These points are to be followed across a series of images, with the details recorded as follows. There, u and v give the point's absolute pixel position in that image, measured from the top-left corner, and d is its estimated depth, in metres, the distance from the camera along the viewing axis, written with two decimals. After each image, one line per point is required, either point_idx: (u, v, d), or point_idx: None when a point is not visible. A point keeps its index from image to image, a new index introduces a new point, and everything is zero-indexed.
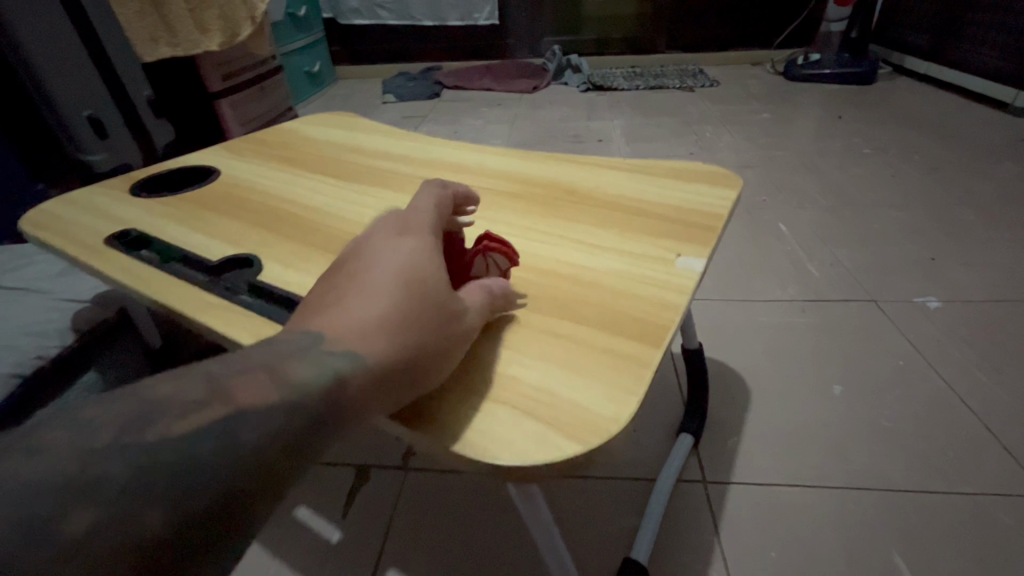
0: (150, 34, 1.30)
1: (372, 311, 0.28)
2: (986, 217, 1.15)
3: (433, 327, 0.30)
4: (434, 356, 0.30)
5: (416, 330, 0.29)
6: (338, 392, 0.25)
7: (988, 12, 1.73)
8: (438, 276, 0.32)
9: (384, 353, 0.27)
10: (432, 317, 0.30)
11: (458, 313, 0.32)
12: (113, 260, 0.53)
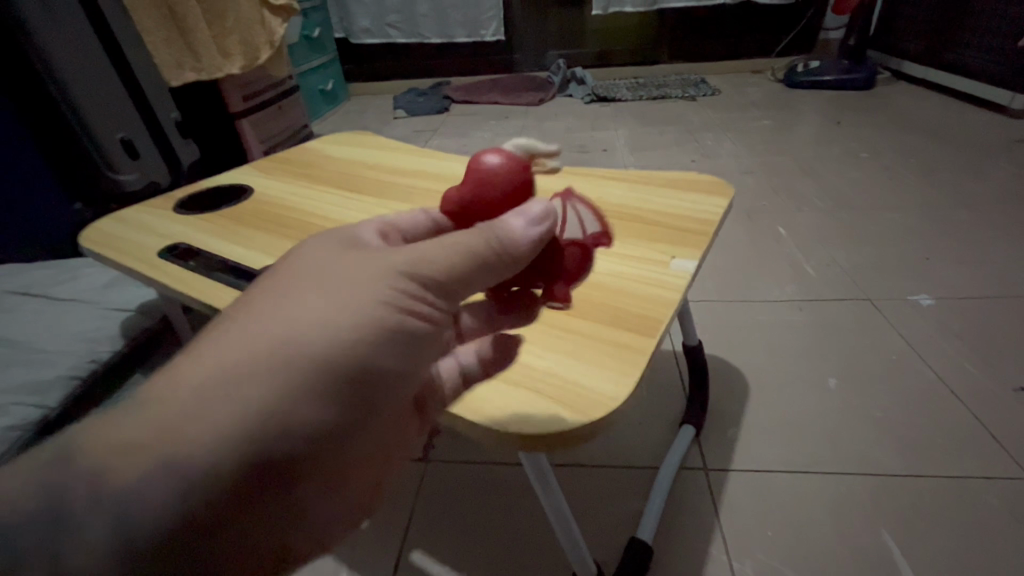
0: (176, 60, 1.37)
1: (187, 348, 0.26)
2: (979, 217, 1.19)
3: (246, 343, 0.25)
4: (250, 377, 0.24)
5: (221, 352, 0.25)
6: (105, 456, 0.22)
7: (984, 17, 1.77)
8: (274, 287, 0.28)
9: (232, 356, 0.24)
10: (245, 333, 0.25)
11: (292, 316, 0.26)
12: (166, 271, 0.59)
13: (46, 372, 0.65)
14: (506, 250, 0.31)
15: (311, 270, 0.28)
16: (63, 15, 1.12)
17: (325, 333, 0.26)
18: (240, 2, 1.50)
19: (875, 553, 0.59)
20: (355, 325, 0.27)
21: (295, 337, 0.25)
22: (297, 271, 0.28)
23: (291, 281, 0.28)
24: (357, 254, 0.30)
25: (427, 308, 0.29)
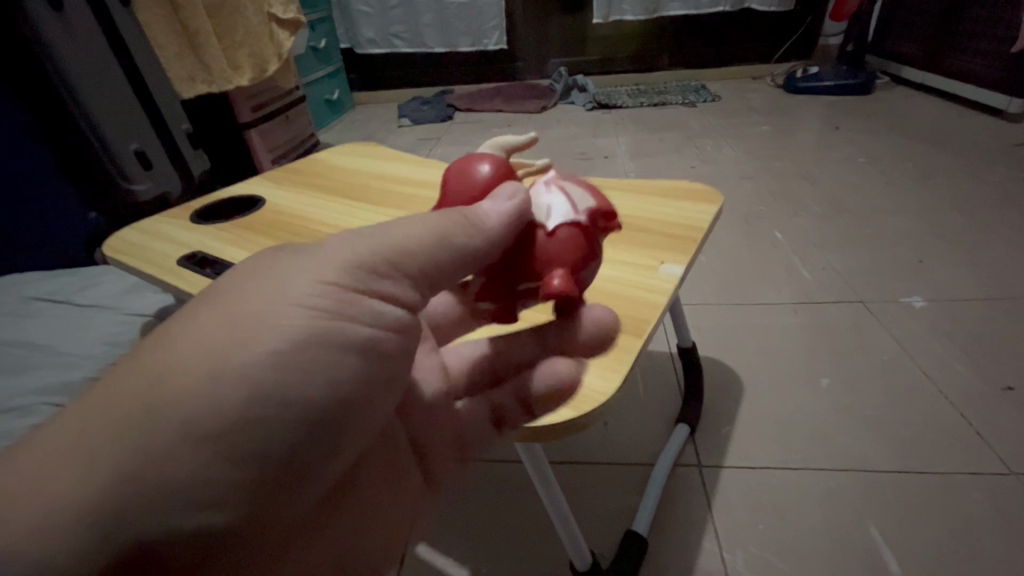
0: (188, 73, 1.41)
1: (109, 375, 0.27)
2: (973, 221, 1.21)
3: (153, 364, 0.26)
4: (144, 405, 0.25)
5: (130, 379, 0.26)
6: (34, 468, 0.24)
7: (979, 23, 1.79)
8: (186, 310, 0.28)
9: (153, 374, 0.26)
10: (147, 364, 0.26)
11: (191, 340, 0.26)
12: (186, 278, 0.62)
13: (71, 375, 0.69)
14: (476, 227, 0.34)
15: (225, 291, 0.29)
16: (82, 32, 1.17)
17: (222, 357, 0.26)
18: (250, 17, 1.53)
19: (862, 546, 0.61)
20: (255, 347, 0.26)
21: (192, 363, 0.25)
22: (212, 292, 0.29)
23: (201, 303, 0.28)
24: (273, 268, 0.29)
25: (343, 322, 0.29)
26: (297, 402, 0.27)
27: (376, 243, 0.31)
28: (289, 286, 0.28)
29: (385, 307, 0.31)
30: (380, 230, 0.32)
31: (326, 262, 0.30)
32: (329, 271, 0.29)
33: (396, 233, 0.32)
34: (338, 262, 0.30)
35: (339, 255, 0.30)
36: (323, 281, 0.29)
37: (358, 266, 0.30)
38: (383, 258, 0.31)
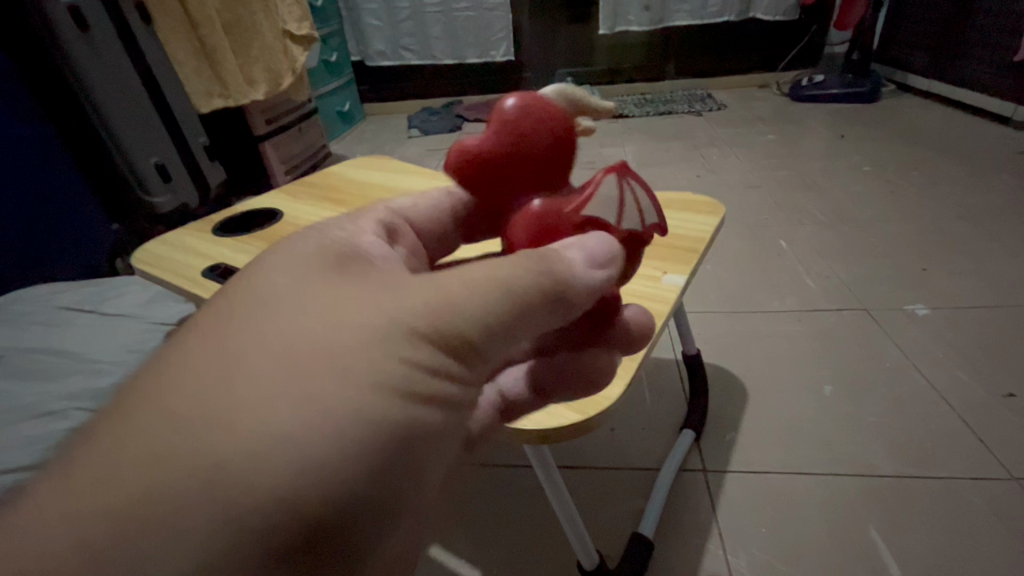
0: (205, 88, 1.47)
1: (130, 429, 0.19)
2: (978, 229, 1.22)
3: (211, 447, 0.19)
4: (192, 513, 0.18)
5: (176, 455, 0.18)
6: None
7: (983, 31, 1.81)
8: (215, 365, 0.21)
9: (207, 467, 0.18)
10: (202, 445, 0.19)
11: (275, 415, 0.19)
12: (211, 289, 0.66)
13: (102, 381, 0.72)
14: (569, 297, 0.28)
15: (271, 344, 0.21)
16: (107, 52, 1.22)
17: (322, 449, 0.19)
18: (265, 33, 1.59)
19: (864, 550, 0.63)
20: (318, 449, 0.19)
21: (231, 460, 0.18)
22: (251, 341, 0.22)
23: (241, 357, 0.21)
24: (370, 316, 0.23)
25: (438, 409, 0.24)
26: (369, 516, 0.21)
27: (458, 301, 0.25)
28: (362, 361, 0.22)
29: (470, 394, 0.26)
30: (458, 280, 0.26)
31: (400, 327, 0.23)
32: (430, 344, 0.24)
33: (474, 288, 0.25)
34: (416, 327, 0.23)
35: (418, 313, 0.24)
36: (401, 356, 0.23)
37: (441, 332, 0.24)
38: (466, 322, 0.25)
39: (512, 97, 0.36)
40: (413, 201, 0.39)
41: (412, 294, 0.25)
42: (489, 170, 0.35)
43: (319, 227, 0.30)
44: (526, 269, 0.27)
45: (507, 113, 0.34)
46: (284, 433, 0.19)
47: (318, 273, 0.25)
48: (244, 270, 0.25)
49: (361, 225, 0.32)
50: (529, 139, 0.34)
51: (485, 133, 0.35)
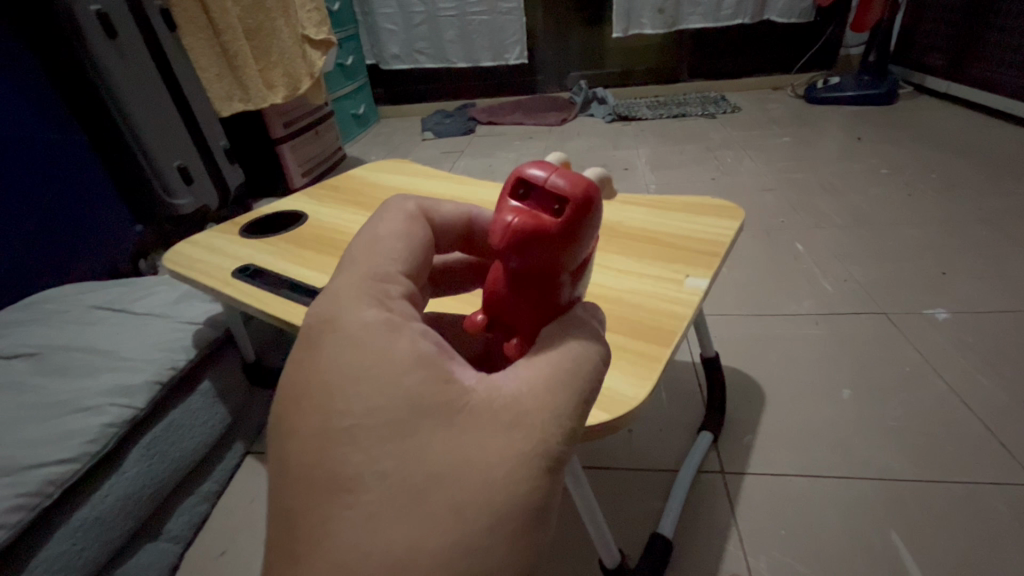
0: (227, 92, 1.51)
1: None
2: (997, 232, 1.21)
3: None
4: None
5: None
6: None
7: (1004, 33, 1.78)
8: (379, 538, 0.21)
9: None
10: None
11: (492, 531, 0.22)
12: (240, 288, 0.67)
13: (134, 377, 0.74)
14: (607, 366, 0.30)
15: (421, 504, 0.22)
16: (133, 58, 1.25)
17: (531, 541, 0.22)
18: (284, 40, 1.61)
19: (885, 554, 0.63)
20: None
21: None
22: (402, 505, 0.22)
23: (404, 525, 0.21)
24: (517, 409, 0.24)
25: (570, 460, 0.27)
26: None
27: (558, 392, 0.25)
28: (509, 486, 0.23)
29: None
30: (557, 375, 0.26)
31: (524, 441, 0.23)
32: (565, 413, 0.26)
33: (570, 384, 0.26)
34: (543, 441, 0.24)
35: (553, 396, 0.25)
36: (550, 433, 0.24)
37: (563, 434, 0.24)
38: (576, 416, 0.25)
39: (569, 173, 0.29)
40: (397, 237, 0.31)
41: (522, 407, 0.24)
42: (543, 251, 0.29)
43: (360, 309, 0.27)
44: (593, 345, 0.28)
45: (579, 198, 0.28)
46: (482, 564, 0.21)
47: (420, 395, 0.24)
48: (358, 373, 0.24)
49: (386, 297, 0.28)
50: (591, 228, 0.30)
51: (550, 211, 0.29)
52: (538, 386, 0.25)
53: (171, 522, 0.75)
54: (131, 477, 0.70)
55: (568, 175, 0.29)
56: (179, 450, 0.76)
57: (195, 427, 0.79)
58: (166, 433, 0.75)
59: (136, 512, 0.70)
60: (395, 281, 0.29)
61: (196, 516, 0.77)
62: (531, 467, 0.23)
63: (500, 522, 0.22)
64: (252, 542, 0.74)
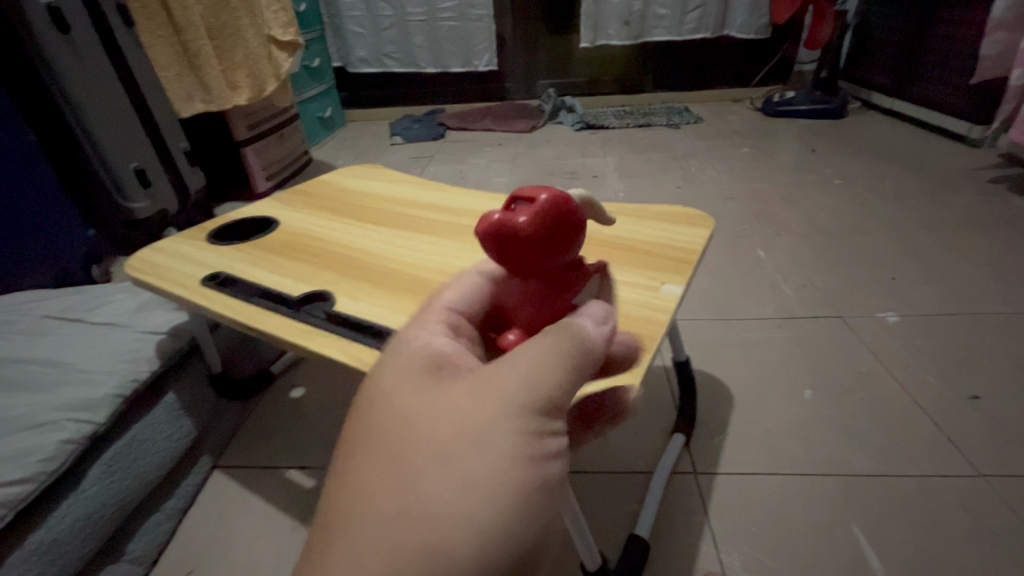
0: (186, 92, 1.45)
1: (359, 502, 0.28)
2: (937, 240, 1.30)
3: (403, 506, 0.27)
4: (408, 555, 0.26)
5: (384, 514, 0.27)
6: None
7: (943, 54, 1.91)
8: (366, 471, 0.29)
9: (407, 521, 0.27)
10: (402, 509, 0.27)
11: (440, 482, 0.28)
12: (210, 297, 0.65)
13: (93, 391, 0.70)
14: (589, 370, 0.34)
15: (419, 445, 0.30)
16: (87, 54, 1.19)
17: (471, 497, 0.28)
18: (250, 41, 1.57)
19: (846, 546, 0.66)
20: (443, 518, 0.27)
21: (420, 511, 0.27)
22: (385, 451, 0.30)
23: (376, 458, 0.30)
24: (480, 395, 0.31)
25: (542, 453, 0.30)
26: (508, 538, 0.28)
27: (535, 387, 0.31)
28: (476, 440, 0.29)
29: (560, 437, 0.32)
30: (534, 371, 0.32)
31: (497, 413, 0.30)
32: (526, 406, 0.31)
33: (526, 383, 0.31)
34: (494, 418, 0.30)
35: (514, 389, 0.31)
36: (511, 416, 0.30)
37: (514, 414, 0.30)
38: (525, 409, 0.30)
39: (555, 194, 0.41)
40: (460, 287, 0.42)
41: (484, 390, 0.31)
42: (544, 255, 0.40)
43: (406, 333, 0.38)
44: (555, 346, 0.33)
45: (559, 208, 0.40)
46: (432, 503, 0.27)
47: (416, 381, 0.33)
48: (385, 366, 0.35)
49: (428, 323, 0.38)
50: (573, 231, 0.41)
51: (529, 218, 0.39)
52: (499, 376, 0.32)
53: (135, 542, 0.72)
54: (91, 495, 0.66)
55: (546, 189, 0.41)
56: (145, 466, 0.73)
57: (160, 441, 0.76)
58: (129, 449, 0.72)
59: (98, 531, 0.66)
60: (442, 314, 0.39)
61: (161, 534, 0.74)
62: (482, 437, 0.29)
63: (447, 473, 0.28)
64: (221, 560, 0.72)
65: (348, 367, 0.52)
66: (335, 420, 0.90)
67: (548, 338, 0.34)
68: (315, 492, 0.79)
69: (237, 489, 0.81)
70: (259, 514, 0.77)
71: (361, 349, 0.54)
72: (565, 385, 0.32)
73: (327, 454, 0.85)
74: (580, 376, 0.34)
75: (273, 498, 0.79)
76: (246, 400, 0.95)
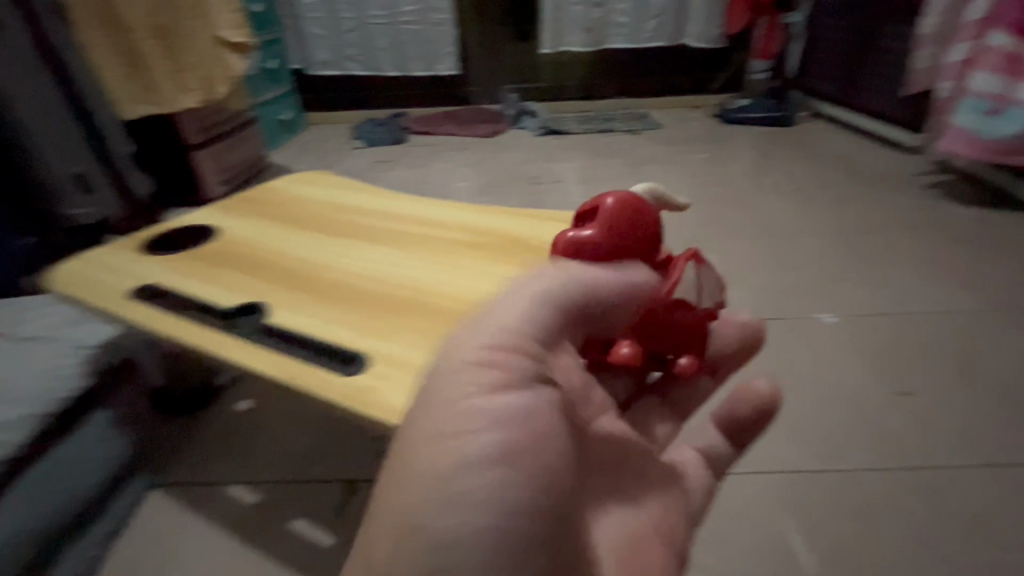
0: (134, 94, 1.42)
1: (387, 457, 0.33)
2: (875, 243, 1.36)
3: (407, 440, 0.31)
4: (414, 474, 0.30)
5: (397, 453, 0.32)
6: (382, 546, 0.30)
7: (885, 66, 2.00)
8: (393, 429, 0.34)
9: (411, 450, 0.31)
10: (406, 444, 0.31)
11: (428, 409, 0.31)
12: (138, 311, 0.63)
13: (10, 412, 0.67)
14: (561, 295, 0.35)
15: (423, 389, 0.33)
16: (14, 55, 1.15)
17: (454, 413, 0.30)
18: (201, 41, 1.52)
19: (776, 542, 0.69)
20: (433, 437, 0.30)
21: (415, 440, 0.31)
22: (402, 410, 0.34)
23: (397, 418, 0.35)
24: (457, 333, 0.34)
25: (514, 362, 0.32)
26: (496, 444, 0.30)
27: (504, 352, 0.32)
28: (449, 418, 0.30)
29: (532, 350, 0.33)
30: (498, 302, 0.35)
31: (472, 340, 0.33)
32: (490, 330, 0.33)
33: (492, 309, 0.34)
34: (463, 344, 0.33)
35: (477, 318, 0.34)
36: (476, 339, 0.33)
37: (479, 335, 0.33)
38: (491, 328, 0.33)
39: (615, 198, 0.47)
40: None
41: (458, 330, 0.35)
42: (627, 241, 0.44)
43: None
44: (521, 279, 0.36)
45: (615, 204, 0.46)
46: (423, 431, 0.31)
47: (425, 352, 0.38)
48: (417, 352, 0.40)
49: None
50: (642, 218, 0.46)
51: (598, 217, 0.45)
52: (470, 315, 0.35)
53: (61, 566, 0.69)
54: (8, 520, 0.64)
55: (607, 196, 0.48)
56: (70, 488, 0.71)
57: (89, 461, 0.73)
58: (53, 471, 0.69)
59: (14, 557, 0.65)
60: None
61: (90, 558, 0.72)
62: (453, 361, 0.32)
63: (430, 401, 0.32)
64: None
65: (278, 382, 0.52)
66: (279, 432, 0.88)
67: (517, 277, 0.36)
68: (255, 507, 0.77)
69: (176, 508, 0.78)
70: (197, 533, 0.75)
71: (293, 363, 0.54)
72: (532, 304, 0.34)
73: (269, 467, 0.83)
74: (566, 299, 0.36)
75: (214, 517, 0.76)
76: (192, 414, 0.92)
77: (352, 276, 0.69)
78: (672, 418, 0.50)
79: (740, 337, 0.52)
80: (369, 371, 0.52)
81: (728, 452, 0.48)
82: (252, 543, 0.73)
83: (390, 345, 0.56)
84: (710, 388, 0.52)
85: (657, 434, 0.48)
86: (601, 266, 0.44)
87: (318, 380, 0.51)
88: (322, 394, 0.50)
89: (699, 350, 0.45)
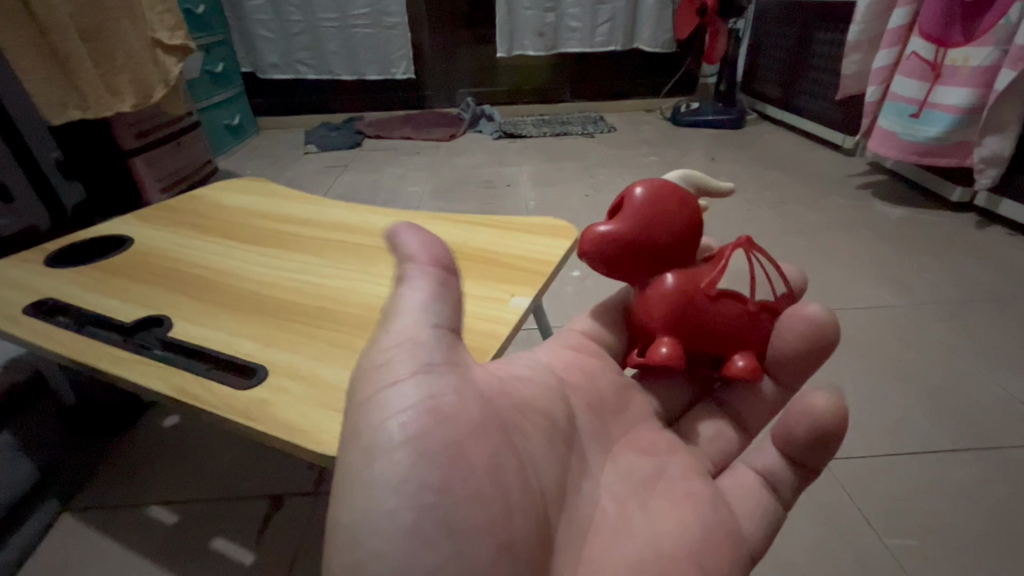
0: (59, 98, 1.31)
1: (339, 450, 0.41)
2: (811, 241, 1.41)
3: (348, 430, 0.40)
4: (355, 450, 0.38)
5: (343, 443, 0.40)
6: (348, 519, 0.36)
7: (820, 72, 2.09)
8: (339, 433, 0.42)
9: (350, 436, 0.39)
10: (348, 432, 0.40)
11: (357, 400, 0.41)
12: (31, 326, 0.60)
13: None
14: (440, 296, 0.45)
15: (352, 392, 0.42)
16: None
17: (375, 395, 0.40)
18: (132, 42, 1.47)
19: None
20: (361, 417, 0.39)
21: (351, 428, 0.40)
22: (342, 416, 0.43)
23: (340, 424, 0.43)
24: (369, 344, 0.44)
25: (410, 348, 0.42)
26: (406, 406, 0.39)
27: (408, 352, 0.42)
28: (371, 406, 0.40)
29: (423, 337, 0.43)
30: (389, 310, 0.45)
31: (381, 345, 0.43)
32: (389, 331, 0.43)
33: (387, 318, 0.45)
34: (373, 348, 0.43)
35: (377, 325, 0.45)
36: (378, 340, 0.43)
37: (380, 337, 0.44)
38: (386, 330, 0.44)
39: (645, 184, 0.50)
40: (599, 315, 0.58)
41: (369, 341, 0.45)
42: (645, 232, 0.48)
43: None
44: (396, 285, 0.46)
45: (640, 193, 0.49)
46: (354, 416, 0.40)
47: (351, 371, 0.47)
48: None
49: None
50: (669, 205, 0.49)
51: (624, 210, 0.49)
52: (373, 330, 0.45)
53: None
54: None
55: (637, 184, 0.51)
56: None
57: None
58: None
59: None
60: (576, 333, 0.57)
61: None
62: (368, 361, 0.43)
63: (355, 394, 0.41)
64: None
65: (172, 399, 0.50)
66: (207, 449, 0.85)
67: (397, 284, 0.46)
68: (177, 528, 0.74)
69: (89, 533, 0.74)
70: (110, 559, 0.71)
71: (189, 378, 0.52)
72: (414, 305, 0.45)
73: (192, 486, 0.80)
74: (447, 297, 0.46)
75: (129, 542, 0.73)
76: (112, 435, 0.88)
77: (266, 286, 0.67)
78: (714, 420, 0.57)
79: (804, 342, 0.51)
80: (269, 383, 0.51)
81: (785, 464, 0.53)
82: (169, 566, 0.70)
83: (294, 357, 0.54)
84: (753, 393, 0.57)
85: (690, 436, 0.55)
86: (624, 256, 0.49)
87: (212, 395, 0.49)
88: (217, 410, 0.48)
89: (750, 348, 0.49)
